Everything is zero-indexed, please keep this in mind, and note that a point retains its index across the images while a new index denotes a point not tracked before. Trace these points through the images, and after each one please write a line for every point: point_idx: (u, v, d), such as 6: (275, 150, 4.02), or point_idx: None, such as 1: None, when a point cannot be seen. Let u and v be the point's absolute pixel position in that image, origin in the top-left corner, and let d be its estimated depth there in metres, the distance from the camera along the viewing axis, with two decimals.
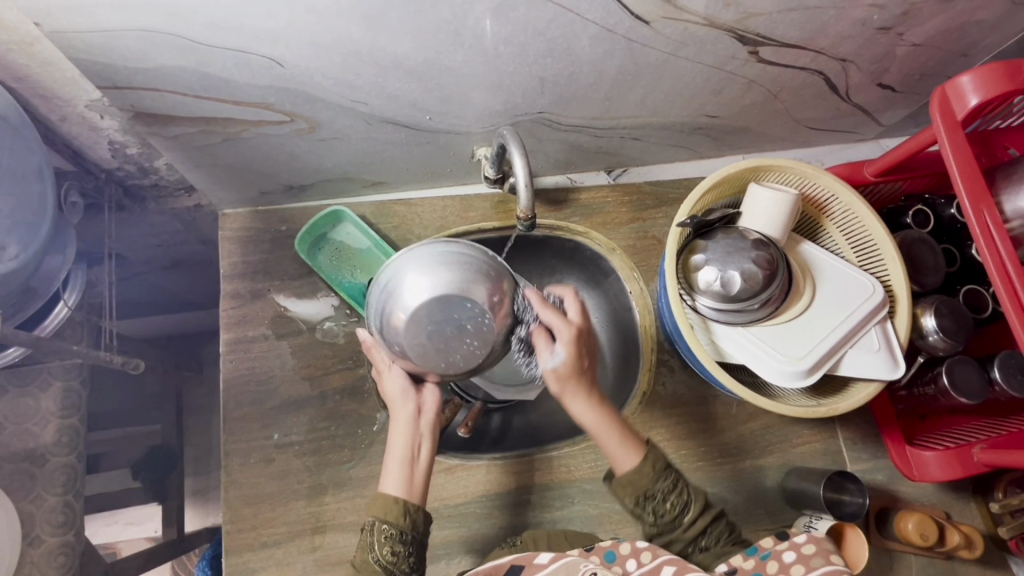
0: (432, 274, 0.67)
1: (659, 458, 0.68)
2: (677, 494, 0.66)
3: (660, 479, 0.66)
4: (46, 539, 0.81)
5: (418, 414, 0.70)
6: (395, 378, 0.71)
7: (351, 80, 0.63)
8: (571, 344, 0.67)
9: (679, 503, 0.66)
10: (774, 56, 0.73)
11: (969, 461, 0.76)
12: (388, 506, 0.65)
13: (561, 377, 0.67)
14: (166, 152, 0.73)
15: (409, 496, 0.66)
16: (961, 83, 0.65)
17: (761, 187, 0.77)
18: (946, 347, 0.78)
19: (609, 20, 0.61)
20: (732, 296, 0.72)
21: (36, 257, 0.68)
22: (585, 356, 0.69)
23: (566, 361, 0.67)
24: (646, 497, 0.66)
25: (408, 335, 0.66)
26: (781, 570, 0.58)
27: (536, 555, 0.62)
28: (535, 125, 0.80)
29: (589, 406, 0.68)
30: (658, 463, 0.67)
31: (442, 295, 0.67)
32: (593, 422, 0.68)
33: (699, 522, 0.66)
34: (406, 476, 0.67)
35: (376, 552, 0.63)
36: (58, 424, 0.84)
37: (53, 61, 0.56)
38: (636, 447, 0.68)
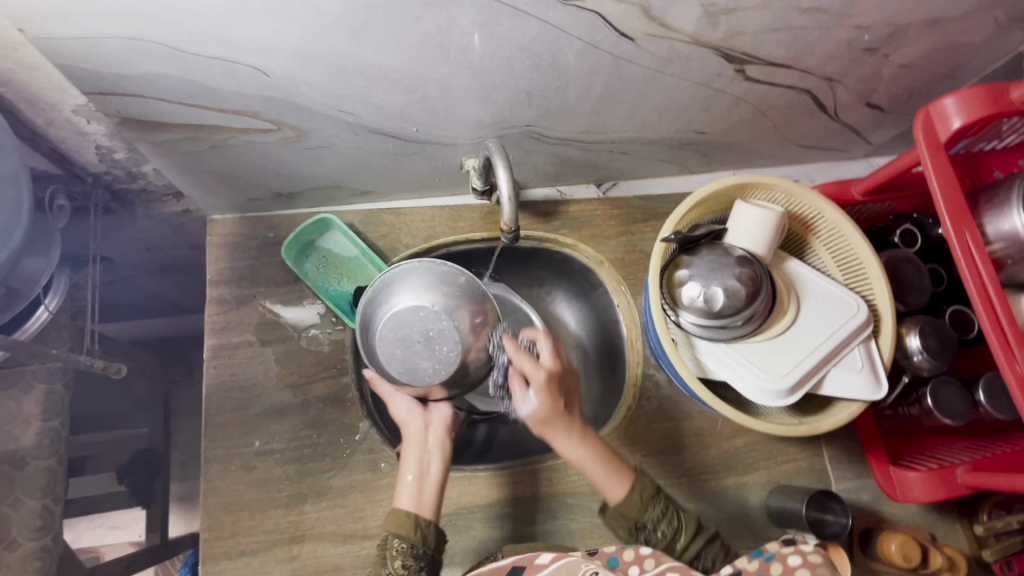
0: (400, 297, 0.78)
1: (648, 486, 0.69)
2: (668, 522, 0.68)
3: (650, 507, 0.68)
4: (23, 543, 0.81)
5: (427, 432, 0.72)
6: (404, 402, 0.75)
7: (337, 90, 0.63)
8: (544, 391, 0.69)
9: (673, 530, 0.68)
10: (761, 74, 0.74)
11: (953, 482, 0.76)
12: (401, 520, 0.66)
13: (540, 423, 0.70)
14: (153, 157, 0.73)
15: (421, 510, 0.67)
16: (945, 105, 0.65)
17: (747, 204, 0.77)
18: (931, 367, 0.78)
19: (594, 37, 0.61)
20: (716, 313, 0.72)
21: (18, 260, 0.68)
22: (562, 396, 0.71)
23: (543, 401, 0.69)
24: (637, 527, 0.67)
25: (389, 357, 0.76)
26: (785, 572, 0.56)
27: (536, 555, 0.60)
28: (523, 138, 0.81)
29: (575, 445, 0.69)
30: (646, 492, 0.69)
31: (405, 312, 0.77)
32: (581, 460, 0.69)
33: (690, 548, 0.68)
34: (418, 491, 0.68)
35: (388, 567, 0.63)
36: (39, 427, 0.84)
37: (39, 66, 0.57)
38: (625, 475, 0.70)
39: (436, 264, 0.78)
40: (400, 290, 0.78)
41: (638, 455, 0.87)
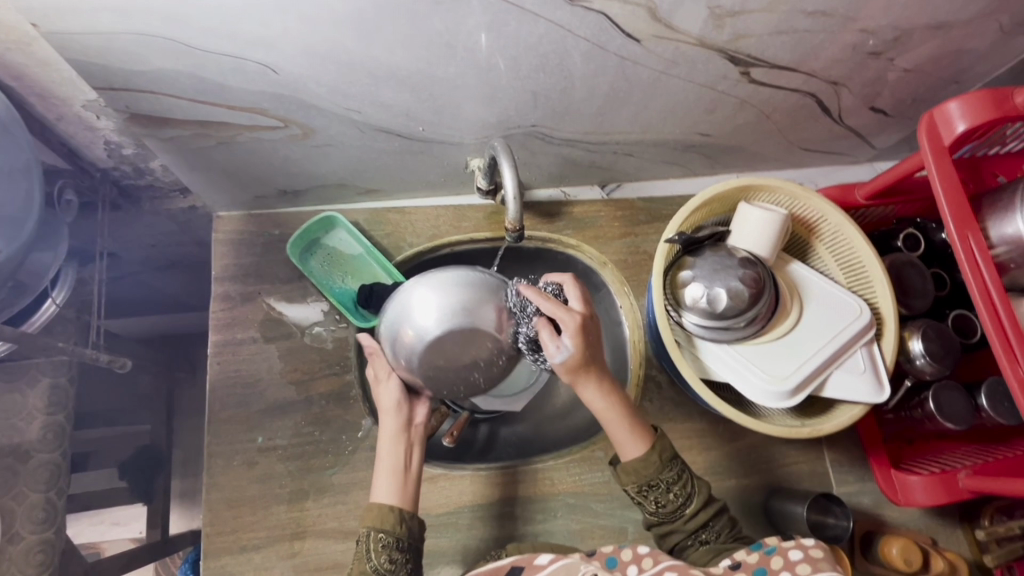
0: (450, 304, 0.72)
1: (666, 450, 0.69)
2: (681, 487, 0.68)
3: (666, 470, 0.68)
4: (25, 536, 0.81)
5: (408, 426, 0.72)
6: (393, 390, 0.72)
7: (345, 89, 0.64)
8: (578, 337, 0.67)
9: (684, 493, 0.68)
10: (766, 77, 0.74)
11: (954, 487, 0.75)
12: (384, 515, 0.66)
13: (570, 369, 0.68)
14: (161, 153, 0.73)
15: (403, 504, 0.67)
16: (949, 109, 0.65)
17: (751, 206, 0.77)
18: (932, 371, 0.78)
19: (600, 38, 0.62)
20: (719, 313, 0.72)
21: (26, 253, 0.69)
22: (594, 344, 0.69)
23: (575, 347, 0.67)
24: (649, 487, 0.68)
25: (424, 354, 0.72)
26: (784, 567, 0.58)
27: (536, 557, 0.63)
28: (528, 138, 0.81)
29: (601, 398, 0.69)
30: (663, 455, 0.69)
31: (458, 329, 0.72)
32: (603, 412, 0.69)
33: (700, 515, 0.68)
34: (398, 485, 0.68)
35: (374, 560, 0.63)
36: (43, 420, 0.84)
37: (50, 61, 0.57)
38: (644, 437, 0.69)
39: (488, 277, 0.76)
40: (455, 293, 0.73)
41: None
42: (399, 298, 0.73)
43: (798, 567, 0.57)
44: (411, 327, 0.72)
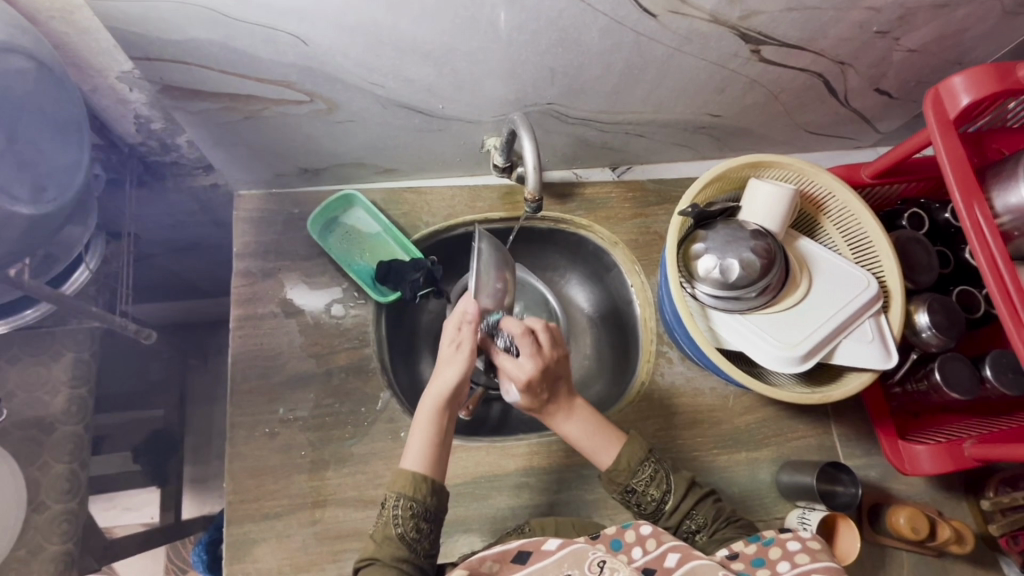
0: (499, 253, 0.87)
1: (636, 452, 0.72)
2: (658, 484, 0.71)
3: (639, 470, 0.71)
4: (50, 506, 0.82)
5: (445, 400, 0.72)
6: (462, 362, 0.73)
7: (371, 61, 0.66)
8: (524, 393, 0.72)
9: (664, 490, 0.71)
10: (775, 56, 0.76)
11: (960, 455, 0.77)
12: (417, 484, 0.67)
13: (530, 409, 0.75)
14: (188, 127, 0.75)
15: (432, 474, 0.69)
16: (954, 83, 0.67)
17: (761, 181, 0.79)
18: (938, 343, 0.80)
19: (618, 12, 0.64)
20: (731, 283, 0.74)
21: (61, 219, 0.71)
22: (545, 388, 0.73)
23: (523, 399, 0.73)
24: (628, 491, 0.71)
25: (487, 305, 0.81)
26: (782, 557, 0.59)
27: (543, 542, 0.62)
28: (543, 116, 0.83)
29: (567, 424, 0.74)
30: (634, 458, 0.71)
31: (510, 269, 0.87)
32: (573, 435, 0.73)
33: (680, 508, 0.71)
34: (431, 455, 0.69)
35: (401, 528, 0.65)
36: (68, 393, 0.85)
37: (91, 31, 0.60)
38: (617, 440, 0.74)
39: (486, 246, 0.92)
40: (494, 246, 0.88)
41: (652, 430, 0.88)
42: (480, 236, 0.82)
43: (797, 557, 0.58)
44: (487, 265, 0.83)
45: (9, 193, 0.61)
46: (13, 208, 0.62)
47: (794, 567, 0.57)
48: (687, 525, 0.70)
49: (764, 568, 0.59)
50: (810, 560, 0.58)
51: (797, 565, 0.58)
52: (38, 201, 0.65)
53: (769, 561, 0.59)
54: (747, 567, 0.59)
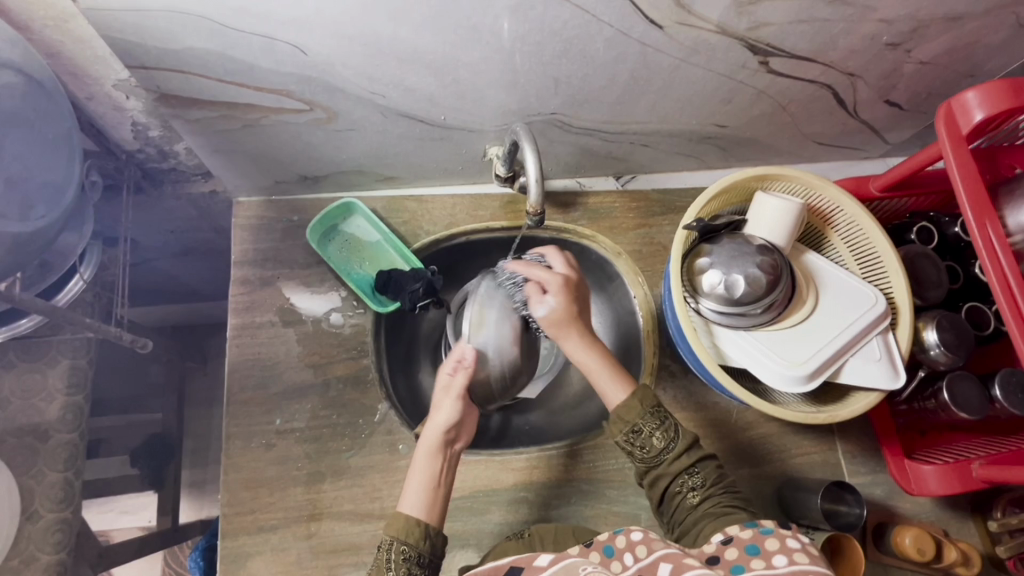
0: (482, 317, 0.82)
1: (648, 396, 0.70)
2: (665, 432, 0.69)
3: (648, 416, 0.69)
4: (44, 515, 0.81)
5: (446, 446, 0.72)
6: (450, 405, 0.73)
7: (370, 71, 0.65)
8: (562, 295, 0.75)
9: (671, 437, 0.69)
10: (784, 68, 0.75)
11: (968, 476, 0.76)
12: (409, 527, 0.65)
13: (552, 325, 0.75)
14: (187, 135, 0.74)
15: (429, 518, 0.67)
16: (967, 98, 0.66)
17: (767, 195, 0.78)
18: (947, 361, 0.78)
19: (624, 23, 0.63)
20: (736, 300, 0.72)
21: (55, 228, 0.69)
22: (577, 301, 0.77)
23: (556, 309, 0.75)
24: (634, 432, 0.69)
25: (490, 349, 0.79)
26: (778, 551, 0.52)
27: (535, 557, 0.59)
28: (547, 126, 0.82)
29: (583, 347, 0.74)
30: (646, 401, 0.70)
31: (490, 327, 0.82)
32: (588, 360, 0.74)
33: (682, 459, 0.68)
34: (427, 498, 0.68)
35: (393, 573, 0.62)
36: (63, 401, 0.85)
37: (86, 40, 0.59)
38: (626, 386, 0.72)
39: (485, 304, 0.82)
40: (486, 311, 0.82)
41: None
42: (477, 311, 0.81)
43: (795, 555, 0.51)
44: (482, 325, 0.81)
45: None
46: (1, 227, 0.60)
47: (791, 564, 0.50)
48: (685, 480, 0.67)
49: (757, 560, 0.52)
50: (809, 561, 0.50)
51: (793, 562, 0.50)
52: (26, 217, 0.63)
53: (764, 553, 0.52)
54: (740, 557, 0.54)
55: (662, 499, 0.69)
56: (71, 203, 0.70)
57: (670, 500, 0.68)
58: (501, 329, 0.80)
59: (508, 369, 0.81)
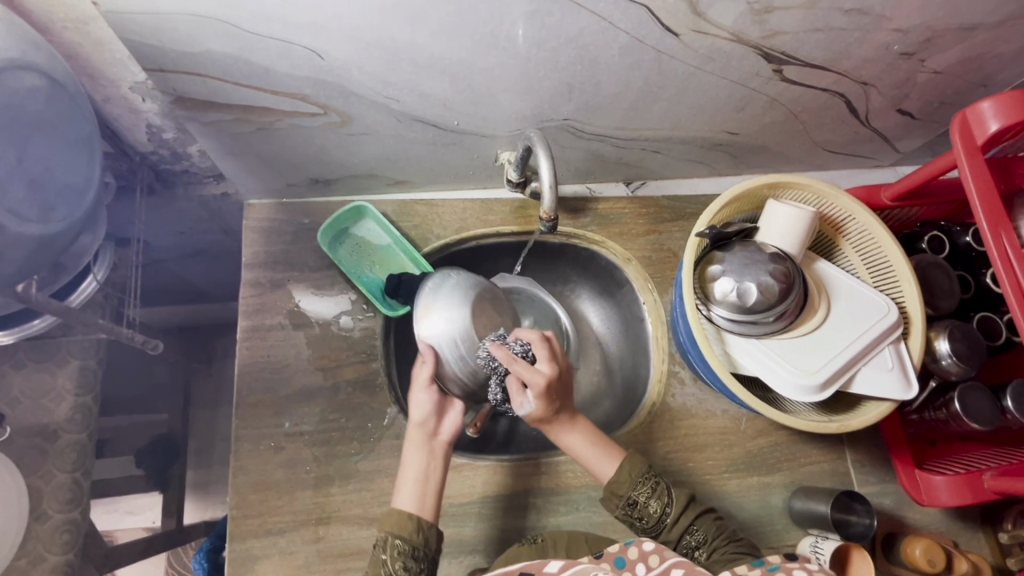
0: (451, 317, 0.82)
1: (638, 466, 0.72)
2: (659, 498, 0.70)
3: (640, 484, 0.70)
4: (52, 515, 0.81)
5: (432, 438, 0.73)
6: (422, 399, 0.74)
7: (386, 76, 0.65)
8: (543, 398, 0.71)
9: (665, 501, 0.70)
10: (797, 76, 0.75)
11: (979, 488, 0.75)
12: (403, 522, 0.66)
13: (538, 420, 0.73)
14: (201, 138, 0.74)
15: (422, 512, 0.68)
16: (983, 108, 0.66)
17: (779, 203, 0.78)
18: (958, 372, 0.78)
19: (640, 30, 0.63)
20: (748, 308, 0.72)
21: (76, 229, 0.69)
22: (559, 398, 0.73)
23: (538, 409, 0.71)
24: (630, 504, 0.70)
25: (443, 342, 0.80)
26: None
27: (545, 564, 0.59)
28: (559, 132, 0.82)
29: (572, 434, 0.73)
30: (635, 471, 0.71)
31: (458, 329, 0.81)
32: (575, 447, 0.73)
33: (680, 522, 0.69)
34: (419, 494, 0.69)
35: (388, 568, 0.63)
36: (72, 401, 0.85)
37: (105, 42, 0.59)
38: (614, 458, 0.73)
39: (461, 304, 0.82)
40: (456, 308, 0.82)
41: (662, 452, 0.87)
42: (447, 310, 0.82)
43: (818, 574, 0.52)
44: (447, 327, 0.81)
45: (18, 212, 0.59)
46: (21, 229, 0.60)
47: None
48: (689, 542, 0.69)
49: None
50: None
51: None
52: (47, 219, 0.63)
53: None
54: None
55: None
56: (91, 202, 0.70)
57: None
58: (448, 321, 0.81)
59: (470, 358, 0.80)
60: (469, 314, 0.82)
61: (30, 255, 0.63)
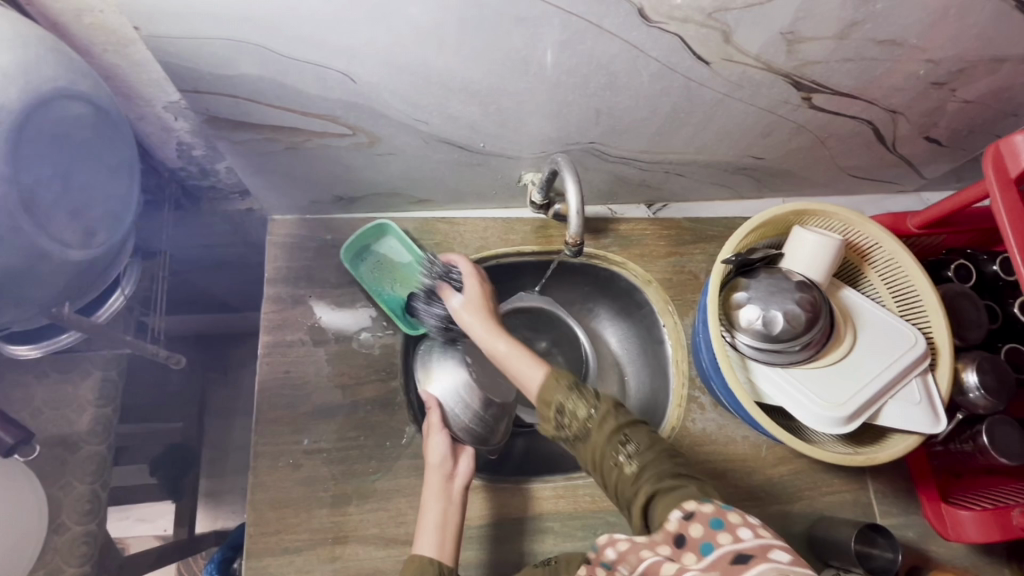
0: (445, 371, 0.83)
1: (563, 375, 0.70)
2: (589, 403, 0.67)
3: (570, 393, 0.68)
4: (71, 527, 0.82)
5: (450, 480, 0.74)
6: (438, 442, 0.76)
7: (416, 99, 0.65)
8: (479, 289, 0.80)
9: (595, 403, 0.67)
10: (826, 104, 0.75)
11: (1008, 524, 0.74)
12: (424, 567, 0.66)
13: (464, 315, 0.79)
14: (229, 156, 0.75)
15: (444, 558, 0.68)
16: (1016, 141, 0.65)
17: (806, 230, 0.77)
18: (986, 405, 0.77)
19: (671, 59, 0.63)
20: (774, 336, 0.72)
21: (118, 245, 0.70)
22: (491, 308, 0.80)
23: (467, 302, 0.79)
24: (559, 411, 0.68)
25: (445, 394, 0.81)
26: (742, 523, 0.51)
27: None
28: (584, 155, 0.82)
29: (498, 340, 0.76)
30: (563, 381, 0.69)
31: (456, 381, 0.82)
32: (500, 350, 0.75)
33: (610, 424, 0.66)
34: (439, 539, 0.69)
35: None
36: (93, 412, 0.85)
37: (144, 64, 0.60)
38: (541, 367, 0.73)
39: (450, 356, 0.84)
40: (445, 363, 0.83)
41: None
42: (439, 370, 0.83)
43: (759, 530, 0.50)
44: (445, 385, 0.82)
45: (60, 238, 0.59)
46: (63, 254, 0.59)
47: (756, 537, 0.49)
48: (620, 451, 0.65)
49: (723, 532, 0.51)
50: (775, 535, 0.49)
51: (758, 535, 0.49)
52: (87, 244, 0.63)
53: (728, 526, 0.51)
54: (704, 530, 0.53)
55: (601, 475, 0.66)
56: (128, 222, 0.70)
57: (608, 476, 0.65)
58: (450, 373, 0.82)
59: (474, 403, 0.81)
60: (468, 360, 0.83)
61: (69, 280, 0.63)
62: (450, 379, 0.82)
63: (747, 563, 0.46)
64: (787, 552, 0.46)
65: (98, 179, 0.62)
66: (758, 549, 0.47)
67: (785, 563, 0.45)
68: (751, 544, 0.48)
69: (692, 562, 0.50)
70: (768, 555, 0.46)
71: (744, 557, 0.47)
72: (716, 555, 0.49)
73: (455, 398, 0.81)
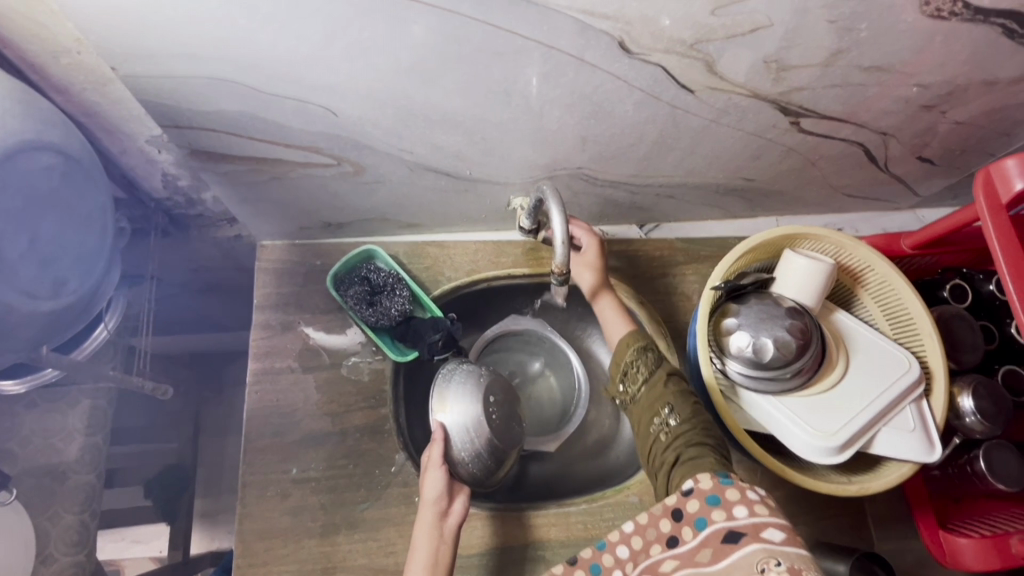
0: (457, 402, 0.78)
1: (638, 337, 0.75)
2: (650, 368, 0.73)
3: (636, 360, 0.74)
4: (58, 558, 0.84)
5: (443, 520, 0.71)
6: (436, 478, 0.72)
7: (400, 131, 0.65)
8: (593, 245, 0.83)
9: (654, 368, 0.73)
10: (814, 127, 0.74)
11: (1007, 552, 0.72)
12: None
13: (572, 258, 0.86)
14: (215, 186, 0.75)
15: None
16: (1007, 166, 0.64)
17: (796, 254, 0.76)
18: (983, 430, 0.76)
19: (654, 87, 0.62)
20: (765, 364, 0.71)
21: (93, 288, 0.72)
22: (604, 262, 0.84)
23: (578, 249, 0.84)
24: (623, 373, 0.74)
25: (456, 427, 0.76)
26: (739, 500, 0.55)
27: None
28: (573, 179, 0.81)
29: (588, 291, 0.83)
30: (634, 343, 0.75)
31: (467, 415, 0.77)
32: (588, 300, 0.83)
33: (661, 390, 0.70)
34: None
35: None
36: (82, 441, 0.86)
37: (123, 101, 0.60)
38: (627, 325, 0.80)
39: (470, 381, 0.80)
40: (462, 392, 0.79)
41: None
42: (453, 394, 0.79)
43: (755, 507, 0.54)
44: (454, 418, 0.77)
45: (31, 291, 0.60)
46: (34, 306, 0.61)
47: (751, 515, 0.53)
48: (660, 415, 0.69)
49: (719, 510, 0.55)
50: (769, 512, 0.53)
51: (754, 513, 0.53)
52: (59, 293, 0.65)
53: (725, 502, 0.55)
54: (701, 506, 0.56)
55: (643, 434, 0.71)
56: (102, 264, 0.72)
57: (648, 433, 0.70)
58: (466, 405, 0.77)
59: (482, 442, 0.76)
60: (490, 397, 0.79)
61: (43, 329, 0.66)
62: (463, 409, 0.77)
63: (739, 543, 0.52)
64: (780, 532, 0.51)
65: (70, 228, 0.64)
66: (751, 528, 0.52)
67: (777, 543, 0.50)
68: (746, 523, 0.53)
69: (692, 538, 0.55)
70: (761, 535, 0.51)
71: (737, 534, 0.52)
72: (711, 534, 0.54)
73: (460, 436, 0.76)
